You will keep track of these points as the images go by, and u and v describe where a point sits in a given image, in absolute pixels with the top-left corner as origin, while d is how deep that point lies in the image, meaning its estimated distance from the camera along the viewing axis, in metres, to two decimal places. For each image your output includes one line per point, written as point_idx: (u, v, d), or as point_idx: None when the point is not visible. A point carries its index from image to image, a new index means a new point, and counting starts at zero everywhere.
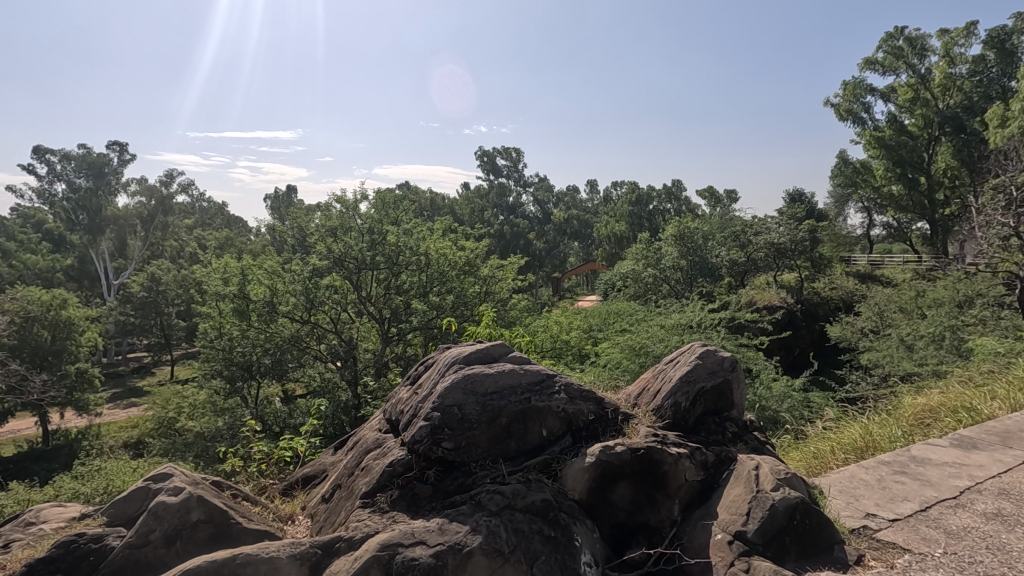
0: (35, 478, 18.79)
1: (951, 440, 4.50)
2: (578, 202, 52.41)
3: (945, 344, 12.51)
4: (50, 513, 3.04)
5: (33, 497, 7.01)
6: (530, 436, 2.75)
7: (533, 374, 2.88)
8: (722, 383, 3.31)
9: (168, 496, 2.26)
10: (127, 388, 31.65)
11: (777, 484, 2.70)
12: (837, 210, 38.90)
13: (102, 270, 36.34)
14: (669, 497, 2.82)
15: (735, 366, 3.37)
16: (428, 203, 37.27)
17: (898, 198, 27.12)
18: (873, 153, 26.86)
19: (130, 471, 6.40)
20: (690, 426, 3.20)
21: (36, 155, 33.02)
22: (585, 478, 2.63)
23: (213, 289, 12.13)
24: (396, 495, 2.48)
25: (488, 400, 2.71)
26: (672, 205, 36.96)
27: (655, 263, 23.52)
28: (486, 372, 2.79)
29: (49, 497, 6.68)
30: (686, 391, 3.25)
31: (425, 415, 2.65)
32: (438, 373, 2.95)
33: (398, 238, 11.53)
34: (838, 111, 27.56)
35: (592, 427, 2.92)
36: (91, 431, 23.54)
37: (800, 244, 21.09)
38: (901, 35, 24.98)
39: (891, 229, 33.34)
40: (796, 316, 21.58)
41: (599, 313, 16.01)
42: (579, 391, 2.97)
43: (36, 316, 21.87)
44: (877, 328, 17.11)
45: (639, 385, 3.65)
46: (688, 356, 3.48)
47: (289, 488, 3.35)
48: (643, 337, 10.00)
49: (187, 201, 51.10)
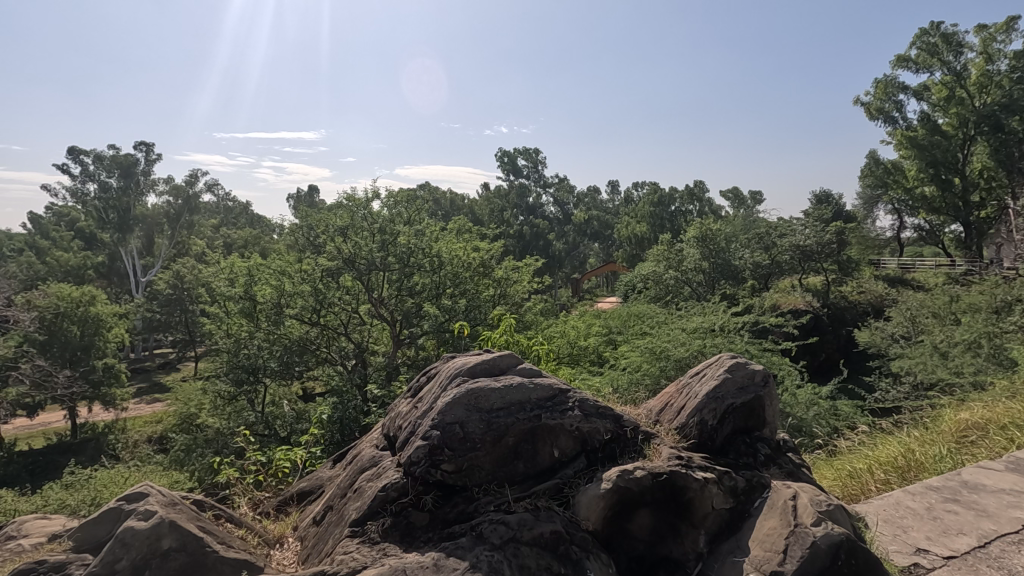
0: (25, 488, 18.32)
1: (1004, 464, 4.10)
2: (599, 203, 51.93)
3: (983, 352, 11.91)
4: (32, 526, 2.90)
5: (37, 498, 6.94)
6: (539, 457, 2.50)
7: (543, 388, 2.62)
8: (753, 400, 3.00)
9: (138, 520, 2.05)
10: (152, 383, 32.31)
11: (818, 519, 2.39)
12: (866, 211, 37.70)
13: (130, 267, 36.92)
14: (694, 528, 2.53)
15: (767, 380, 3.06)
16: (447, 203, 37.25)
17: (930, 200, 26.17)
18: (905, 153, 25.88)
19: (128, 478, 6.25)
20: (717, 447, 2.90)
21: (70, 155, 33.90)
22: (600, 506, 2.36)
23: (223, 290, 12.06)
24: (388, 523, 2.26)
25: (493, 417, 2.45)
26: (694, 206, 36.25)
27: (677, 265, 23.01)
28: (492, 386, 2.54)
29: (55, 497, 6.61)
30: (713, 408, 2.95)
31: (423, 435, 2.40)
32: (440, 386, 2.70)
33: (410, 238, 11.33)
34: (869, 110, 26.74)
35: (609, 447, 2.66)
36: (117, 425, 23.98)
37: (827, 246, 20.27)
38: (936, 31, 24.06)
39: (923, 232, 32.21)
40: (822, 321, 21.03)
41: (618, 316, 15.63)
42: (595, 407, 2.70)
43: (65, 312, 22.22)
44: (909, 335, 16.44)
45: (660, 400, 3.35)
46: (715, 370, 3.18)
47: (283, 504, 3.16)
48: (662, 341, 9.65)
49: (212, 201, 51.88)
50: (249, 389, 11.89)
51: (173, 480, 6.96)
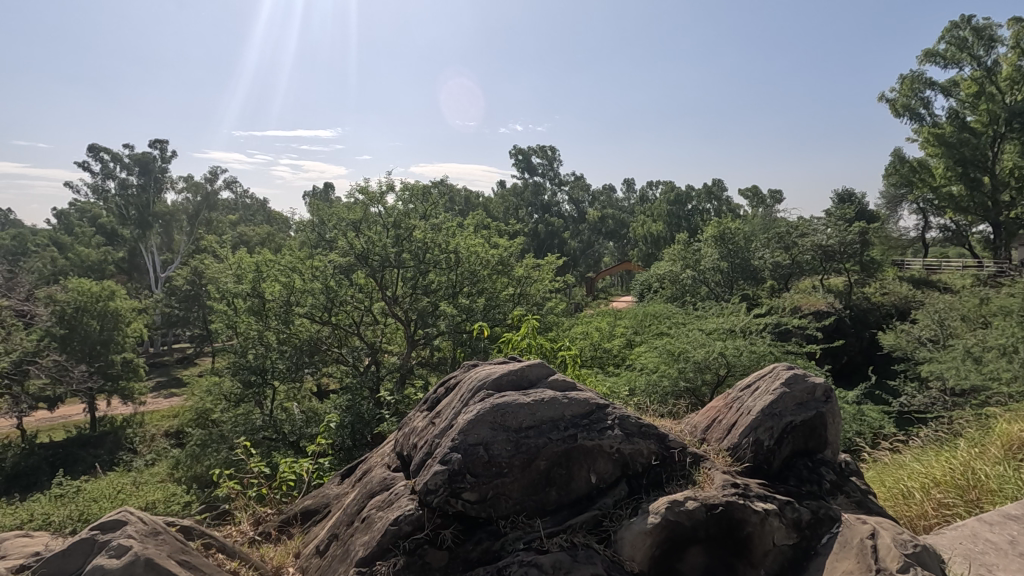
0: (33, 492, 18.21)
1: None
2: (614, 201, 51.35)
3: (1019, 358, 11.34)
4: (10, 545, 2.64)
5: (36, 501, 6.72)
6: (573, 484, 2.17)
7: (579, 404, 2.29)
8: (815, 417, 2.64)
9: (108, 558, 1.76)
10: (170, 378, 32.54)
11: (907, 564, 2.00)
12: (889, 211, 36.65)
13: (150, 263, 37.20)
14: (753, 568, 2.18)
15: (830, 396, 2.70)
16: (462, 201, 36.94)
17: (958, 199, 25.10)
18: (932, 151, 24.95)
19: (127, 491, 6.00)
20: (774, 472, 2.54)
21: (91, 154, 34.33)
22: (647, 544, 2.02)
23: (229, 287, 11.81)
24: (401, 564, 1.95)
25: (522, 438, 2.13)
26: (712, 205, 35.59)
27: (695, 264, 22.53)
28: (521, 402, 2.21)
29: (55, 499, 6.39)
30: (769, 427, 2.59)
31: (442, 458, 2.08)
32: (461, 400, 2.37)
33: (426, 234, 11.07)
34: (893, 107, 25.88)
35: (653, 472, 2.31)
36: (136, 419, 24.10)
37: (850, 246, 19.58)
38: (967, 24, 23.16)
39: (949, 232, 31.25)
40: (845, 322, 20.42)
41: (635, 315, 15.21)
42: (638, 425, 2.35)
43: (84, 307, 22.33)
44: (937, 338, 15.77)
45: (706, 414, 2.99)
46: (770, 384, 2.81)
47: (285, 524, 2.87)
48: (684, 342, 9.27)
49: (230, 198, 52.21)
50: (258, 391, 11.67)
51: (174, 492, 6.72)
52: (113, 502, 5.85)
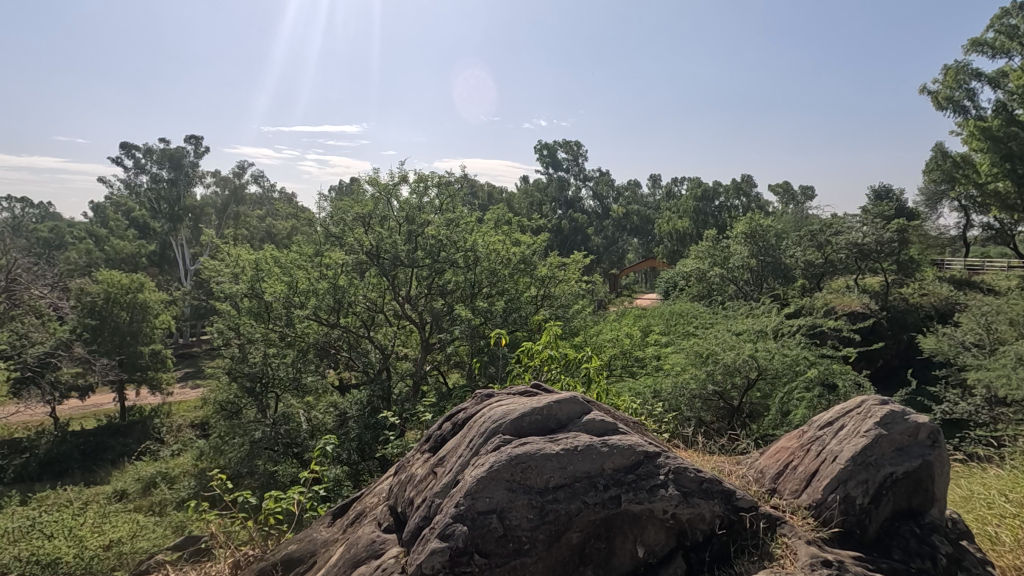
0: (66, 480, 18.38)
1: None
2: (640, 197, 50.49)
3: None
4: None
5: (26, 520, 6.46)
6: (614, 561, 1.87)
7: (622, 454, 1.99)
8: (920, 467, 2.10)
9: None
10: (197, 368, 33.06)
11: None
12: (929, 209, 34.91)
13: (180, 256, 37.68)
14: None
15: (938, 439, 2.16)
16: (485, 197, 36.53)
17: (1004, 196, 23.58)
18: (975, 146, 23.43)
19: (100, 535, 5.62)
20: (870, 539, 2.05)
21: (124, 149, 35.01)
22: None
23: (230, 285, 11.44)
24: None
25: (546, 502, 1.88)
26: (740, 201, 34.42)
27: (723, 262, 21.52)
28: (548, 453, 1.96)
29: (35, 527, 6.07)
30: (862, 481, 2.10)
31: (449, 528, 1.81)
32: (472, 447, 2.12)
33: (439, 229, 10.61)
34: (936, 100, 24.48)
35: (717, 542, 1.93)
36: (163, 410, 24.36)
37: (887, 245, 18.58)
38: (1018, 12, 21.68)
39: (993, 230, 29.62)
40: (881, 324, 19.44)
41: (660, 315, 14.50)
42: (698, 480, 1.98)
43: (114, 298, 22.49)
44: (981, 343, 14.75)
45: (774, 459, 2.52)
46: (859, 422, 2.30)
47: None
48: (714, 344, 8.63)
49: (256, 193, 52.62)
50: (264, 395, 11.34)
51: (149, 525, 6.30)
52: (84, 537, 5.47)
